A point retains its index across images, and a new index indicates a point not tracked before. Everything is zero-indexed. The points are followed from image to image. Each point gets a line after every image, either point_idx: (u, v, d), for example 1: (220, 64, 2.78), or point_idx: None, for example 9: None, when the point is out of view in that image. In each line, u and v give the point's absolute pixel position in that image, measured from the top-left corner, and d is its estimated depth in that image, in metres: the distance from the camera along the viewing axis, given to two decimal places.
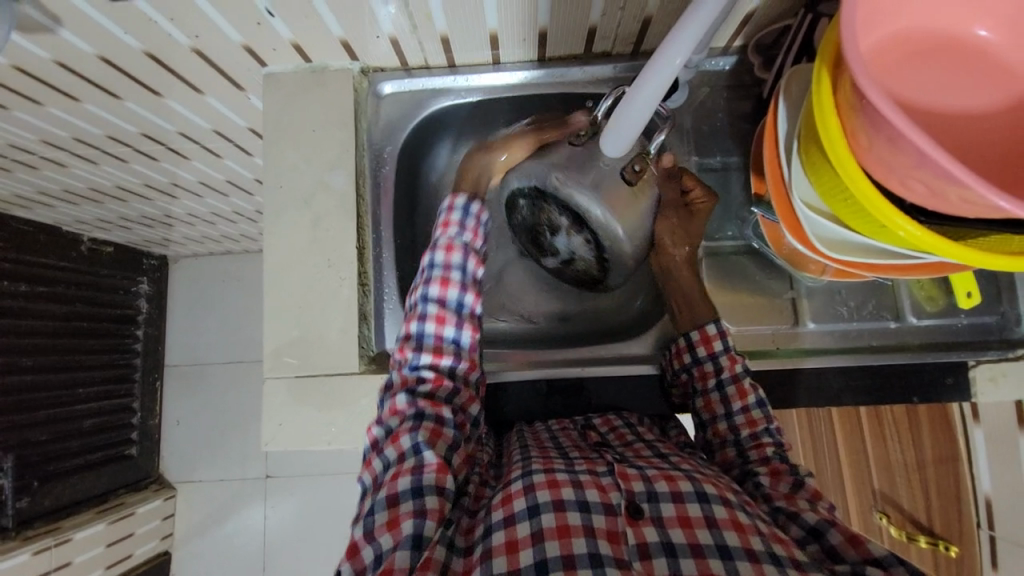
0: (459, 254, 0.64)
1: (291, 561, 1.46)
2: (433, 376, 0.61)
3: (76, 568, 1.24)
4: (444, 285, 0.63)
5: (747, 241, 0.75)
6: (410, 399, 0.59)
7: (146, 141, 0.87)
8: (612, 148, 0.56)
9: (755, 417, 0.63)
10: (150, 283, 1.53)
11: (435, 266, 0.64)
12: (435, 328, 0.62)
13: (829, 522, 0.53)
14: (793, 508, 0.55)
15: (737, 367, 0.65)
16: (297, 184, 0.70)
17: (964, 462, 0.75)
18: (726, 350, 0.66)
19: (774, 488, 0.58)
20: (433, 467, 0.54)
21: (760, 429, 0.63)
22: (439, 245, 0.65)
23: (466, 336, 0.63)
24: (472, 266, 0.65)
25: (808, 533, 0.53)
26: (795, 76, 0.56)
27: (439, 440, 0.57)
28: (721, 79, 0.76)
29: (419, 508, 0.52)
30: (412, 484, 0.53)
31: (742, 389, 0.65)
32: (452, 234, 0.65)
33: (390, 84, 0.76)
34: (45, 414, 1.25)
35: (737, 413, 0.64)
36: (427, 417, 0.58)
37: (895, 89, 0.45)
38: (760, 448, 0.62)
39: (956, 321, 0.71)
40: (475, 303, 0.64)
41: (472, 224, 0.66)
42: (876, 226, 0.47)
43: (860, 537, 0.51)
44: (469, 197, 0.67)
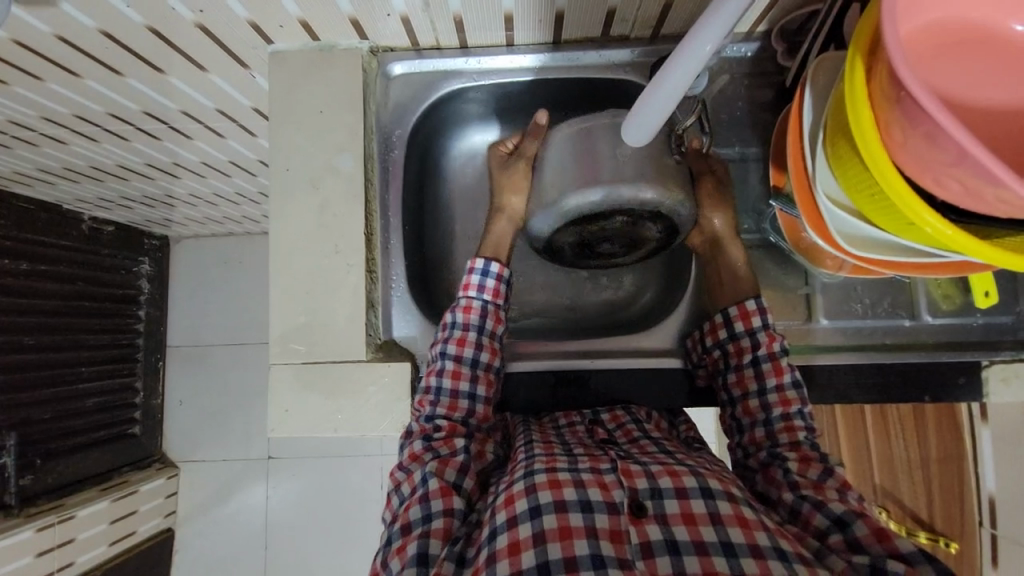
0: (477, 314, 0.67)
1: (295, 541, 1.48)
2: (447, 425, 0.62)
3: (81, 544, 1.26)
4: (460, 344, 0.65)
5: (763, 235, 0.73)
6: (426, 443, 0.61)
7: (148, 119, 0.85)
8: (642, 131, 0.55)
9: (789, 395, 0.63)
10: (152, 263, 1.52)
11: (455, 326, 0.66)
12: (451, 384, 0.64)
13: (855, 514, 0.53)
14: (820, 498, 0.55)
15: (775, 345, 0.65)
16: (305, 168, 0.69)
17: (971, 464, 0.74)
18: (764, 326, 0.66)
19: (803, 475, 0.58)
20: (438, 493, 0.56)
21: (793, 410, 0.62)
22: (459, 305, 0.67)
23: (480, 391, 0.65)
24: (490, 325, 0.67)
25: (833, 523, 0.53)
26: (823, 65, 0.54)
27: (447, 468, 0.59)
28: (742, 66, 0.74)
29: (425, 530, 0.54)
30: (422, 512, 0.55)
31: (779, 368, 0.64)
32: (472, 295, 0.68)
33: (400, 64, 0.74)
34: (46, 393, 1.25)
35: (771, 391, 0.64)
36: (438, 452, 0.60)
37: (935, 81, 0.43)
38: (791, 431, 0.62)
39: (972, 321, 0.69)
40: (489, 360, 0.66)
41: (490, 283, 0.68)
42: (904, 225, 0.46)
43: (887, 532, 0.51)
44: (488, 258, 0.69)
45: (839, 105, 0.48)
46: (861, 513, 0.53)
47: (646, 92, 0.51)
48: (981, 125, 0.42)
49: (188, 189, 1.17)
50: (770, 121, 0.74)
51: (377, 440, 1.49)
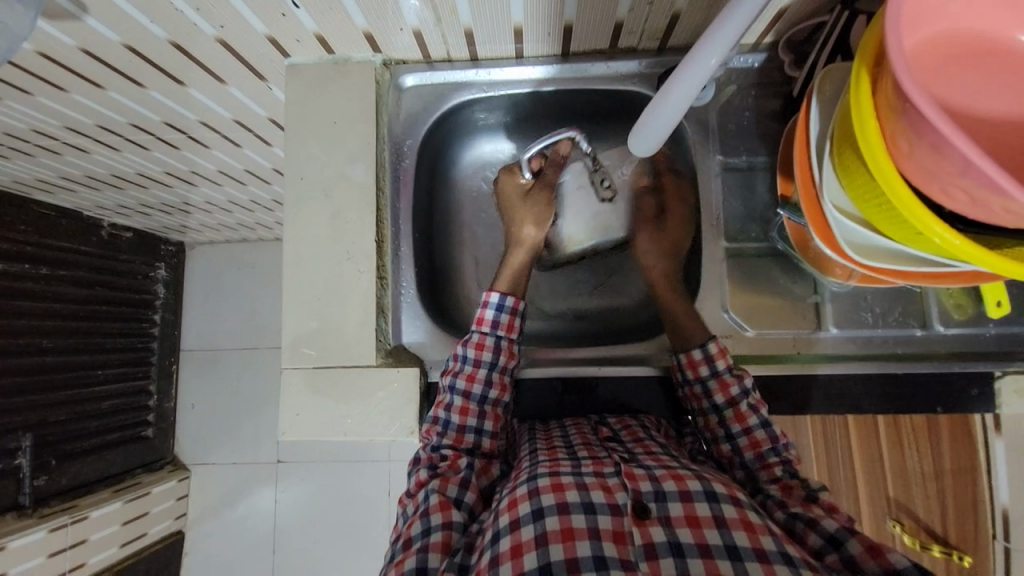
0: (490, 351, 0.66)
1: (302, 544, 1.49)
2: (451, 454, 0.63)
3: (92, 545, 1.27)
4: (470, 379, 0.65)
5: (772, 244, 0.73)
6: (431, 471, 0.62)
7: (167, 129, 0.88)
8: (643, 141, 0.56)
9: (757, 437, 0.63)
10: (168, 268, 1.55)
11: (466, 361, 0.66)
12: (458, 419, 0.64)
13: (849, 531, 0.51)
14: (814, 517, 0.54)
15: (733, 389, 0.64)
16: (318, 176, 0.70)
17: (983, 473, 0.73)
18: (713, 374, 0.66)
19: (789, 498, 0.59)
20: (437, 507, 0.57)
21: (765, 450, 0.63)
22: (471, 340, 0.67)
23: (488, 427, 0.65)
24: (503, 360, 0.67)
25: (828, 543, 0.51)
26: (828, 76, 0.54)
27: (449, 484, 0.60)
28: (749, 77, 0.75)
29: (425, 544, 0.54)
30: (422, 527, 0.56)
31: (741, 414, 0.64)
32: (485, 331, 0.67)
33: (412, 76, 0.76)
34: (62, 395, 1.28)
35: (738, 435, 0.64)
36: (441, 470, 0.62)
37: (940, 93, 0.43)
38: (768, 468, 0.62)
39: (984, 331, 0.68)
40: (499, 396, 0.66)
41: (505, 318, 0.68)
42: (911, 234, 0.46)
43: (880, 546, 0.49)
44: (504, 292, 0.69)
45: (845, 116, 0.49)
46: (854, 530, 0.51)
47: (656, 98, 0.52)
48: (990, 137, 0.42)
49: (204, 197, 1.20)
50: (778, 131, 0.74)
51: (383, 446, 1.50)
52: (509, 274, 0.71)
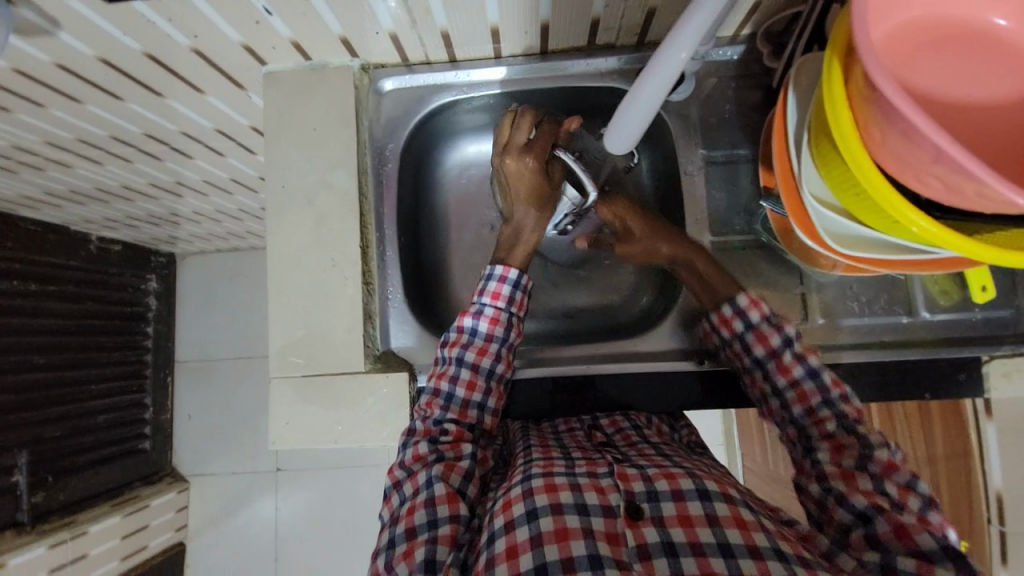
0: (503, 327, 0.66)
1: (306, 552, 1.48)
2: (454, 430, 0.62)
3: (92, 561, 1.27)
4: (479, 353, 0.65)
5: (756, 235, 0.72)
6: (431, 446, 0.61)
7: (149, 141, 0.87)
8: (618, 140, 0.57)
9: (806, 389, 0.61)
10: (159, 280, 1.55)
11: (477, 334, 0.66)
12: (463, 394, 0.63)
13: (878, 510, 0.53)
14: (845, 492, 0.54)
15: (773, 339, 0.63)
16: (300, 184, 0.70)
17: (977, 458, 0.73)
18: (749, 327, 0.64)
19: (836, 462, 0.57)
20: (444, 498, 0.56)
21: (815, 403, 0.60)
22: (485, 313, 0.66)
23: (490, 403, 0.65)
24: (513, 338, 0.67)
25: (856, 518, 0.54)
26: (805, 66, 0.54)
27: (452, 473, 0.59)
28: (729, 70, 0.75)
29: (432, 537, 0.54)
30: (427, 517, 0.55)
31: (785, 365, 0.62)
32: (500, 306, 0.66)
33: (391, 80, 0.75)
34: (58, 411, 1.28)
35: (787, 389, 0.62)
36: (444, 454, 0.60)
37: (913, 81, 0.43)
38: (820, 424, 0.59)
39: (972, 316, 0.68)
40: (504, 372, 0.66)
41: (518, 296, 0.67)
42: (890, 222, 0.46)
43: (907, 528, 0.51)
44: (521, 270, 0.68)
45: (821, 106, 0.49)
46: (885, 508, 0.52)
47: (641, 75, 0.50)
48: (960, 122, 0.42)
49: (191, 207, 1.19)
50: (759, 122, 0.74)
51: (381, 450, 1.50)
52: (526, 244, 0.69)
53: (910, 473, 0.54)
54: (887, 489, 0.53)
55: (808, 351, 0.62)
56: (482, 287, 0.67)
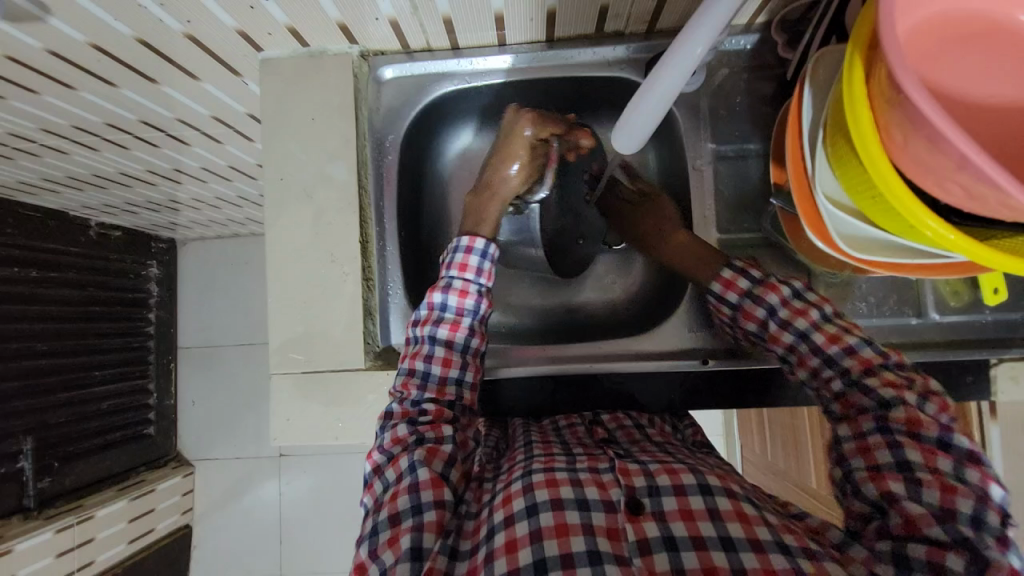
0: (472, 299, 0.65)
1: (310, 534, 1.51)
2: (433, 409, 0.61)
3: (99, 543, 1.29)
4: (453, 328, 0.64)
5: (765, 233, 0.71)
6: (411, 427, 0.59)
7: (145, 128, 0.85)
8: (626, 142, 0.55)
9: (823, 369, 0.58)
10: (160, 266, 1.54)
11: (448, 309, 0.64)
12: (439, 371, 0.62)
13: (891, 500, 0.50)
14: (863, 478, 0.52)
15: (757, 312, 0.63)
16: (299, 176, 0.68)
17: (979, 457, 0.73)
18: (739, 302, 0.64)
19: (852, 431, 0.55)
20: (428, 484, 0.55)
21: (818, 364, 0.59)
22: (453, 287, 0.65)
23: (468, 378, 0.64)
24: (484, 308, 0.66)
25: (873, 509, 0.51)
26: (822, 59, 0.52)
27: (435, 458, 0.57)
28: (742, 59, 0.72)
29: (418, 523, 0.53)
30: (411, 503, 0.54)
31: (778, 330, 0.62)
32: (469, 278, 0.65)
33: (391, 68, 0.73)
34: (62, 396, 1.28)
35: (789, 355, 0.61)
36: (426, 439, 0.58)
37: (938, 79, 0.41)
38: (827, 384, 0.58)
39: (981, 317, 0.67)
40: (480, 345, 0.65)
41: (488, 267, 0.66)
42: (904, 226, 0.45)
43: (917, 519, 0.48)
44: (488, 240, 0.67)
45: (838, 104, 0.47)
46: (897, 497, 0.49)
47: (665, 57, 0.47)
48: (986, 125, 0.40)
49: (190, 194, 1.18)
50: (771, 115, 0.71)
51: None
52: (491, 220, 0.70)
53: (941, 429, 0.52)
54: (907, 458, 0.51)
55: (800, 312, 0.61)
56: (449, 260, 0.67)
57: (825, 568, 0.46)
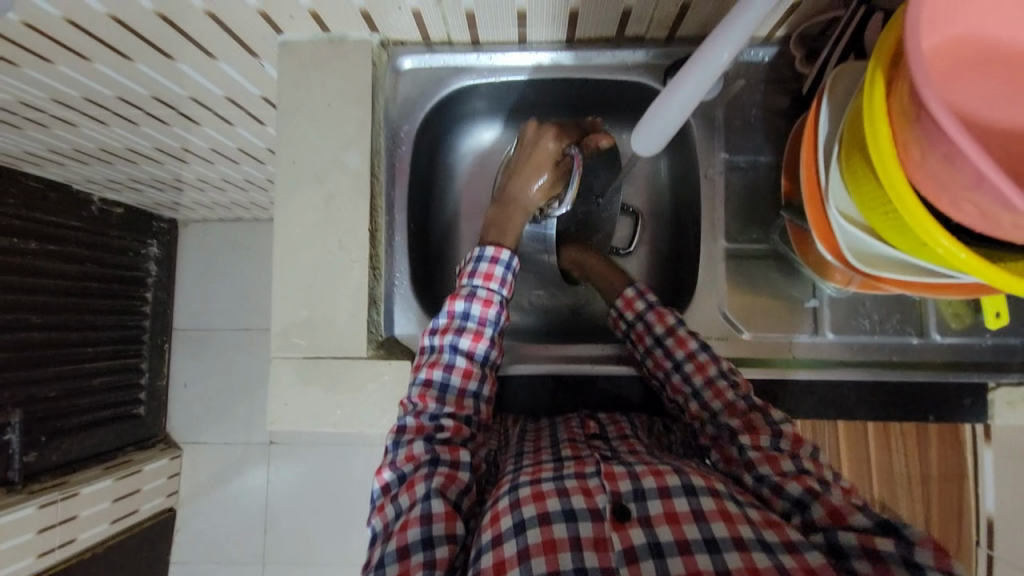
0: (496, 309, 0.64)
1: (294, 524, 1.50)
2: (451, 425, 0.59)
3: (82, 522, 1.26)
4: (476, 338, 0.63)
5: (773, 245, 0.71)
6: (428, 446, 0.58)
7: (158, 104, 0.85)
8: (644, 144, 0.55)
9: (721, 386, 0.61)
10: (160, 246, 1.53)
11: (471, 318, 0.63)
12: (460, 381, 0.62)
13: (813, 496, 0.52)
14: (780, 481, 0.53)
15: (670, 318, 0.65)
16: (311, 161, 0.68)
17: (969, 481, 0.72)
18: (650, 307, 0.67)
19: (755, 446, 0.56)
20: (442, 516, 0.52)
21: (694, 348, 0.63)
22: (478, 296, 0.64)
23: (485, 391, 0.63)
24: (505, 321, 0.65)
25: (793, 505, 0.52)
26: (842, 74, 0.53)
27: (452, 485, 0.56)
28: (759, 72, 0.73)
29: (429, 560, 0.50)
30: (422, 536, 0.51)
31: (681, 338, 0.64)
32: (493, 287, 0.65)
33: (410, 59, 0.73)
34: (53, 370, 1.27)
35: (685, 362, 0.63)
36: (443, 462, 0.57)
37: (962, 99, 0.41)
38: (720, 394, 0.61)
39: (981, 341, 0.67)
40: (497, 358, 0.65)
41: (511, 279, 0.66)
42: (915, 244, 0.45)
43: (841, 509, 0.50)
44: (514, 253, 0.67)
45: (856, 117, 0.47)
46: (818, 492, 0.52)
47: (688, 64, 0.49)
48: (1002, 149, 0.40)
49: (197, 174, 1.17)
50: (784, 129, 0.72)
51: None
52: (513, 232, 0.70)
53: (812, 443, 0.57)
54: (805, 465, 0.55)
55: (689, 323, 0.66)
56: (473, 268, 0.66)
57: (806, 558, 0.45)
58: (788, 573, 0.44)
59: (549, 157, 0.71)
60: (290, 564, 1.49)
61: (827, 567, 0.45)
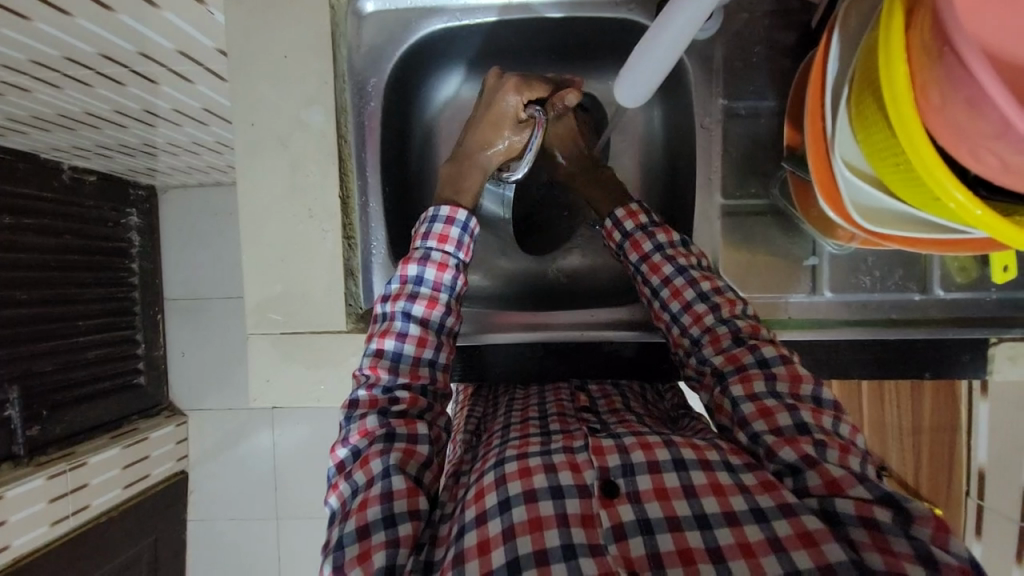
0: (450, 273, 0.61)
1: (303, 484, 1.55)
2: (407, 397, 0.56)
3: (94, 489, 1.29)
4: (431, 305, 0.60)
5: (772, 200, 0.67)
6: (382, 420, 0.55)
7: (109, 64, 0.78)
8: (628, 95, 0.51)
9: (719, 334, 0.58)
10: (141, 215, 1.48)
11: (424, 283, 0.60)
12: (415, 350, 0.58)
13: (809, 461, 0.48)
14: (774, 444, 0.50)
15: (645, 245, 0.65)
16: (273, 123, 0.63)
17: (963, 432, 0.73)
18: (626, 236, 0.66)
19: (750, 399, 0.53)
20: (403, 492, 0.51)
21: (688, 297, 0.61)
22: (432, 259, 0.61)
23: (442, 358, 0.60)
24: (461, 284, 0.62)
25: (786, 469, 0.49)
26: (857, 3, 0.47)
27: (411, 459, 0.53)
28: (764, 4, 0.65)
29: (392, 538, 0.48)
30: (383, 513, 0.49)
31: (656, 264, 0.64)
32: (448, 250, 0.61)
33: (373, 1, 0.66)
34: (47, 345, 1.27)
35: (662, 288, 0.63)
36: (399, 436, 0.54)
37: (999, 31, 0.36)
38: (717, 340, 0.58)
39: (986, 295, 0.65)
40: (454, 325, 0.61)
41: (467, 241, 0.63)
42: (926, 199, 0.41)
43: (839, 480, 0.47)
44: (470, 212, 0.64)
45: (869, 58, 0.42)
46: (814, 459, 0.48)
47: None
48: None
49: (166, 138, 1.09)
50: (789, 70, 0.65)
51: None
52: (470, 192, 0.66)
53: (815, 386, 0.53)
54: (803, 418, 0.51)
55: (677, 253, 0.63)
56: (426, 230, 0.62)
57: (802, 520, 0.45)
58: (782, 547, 0.43)
59: (510, 113, 0.65)
60: (301, 520, 1.56)
61: (826, 532, 0.44)
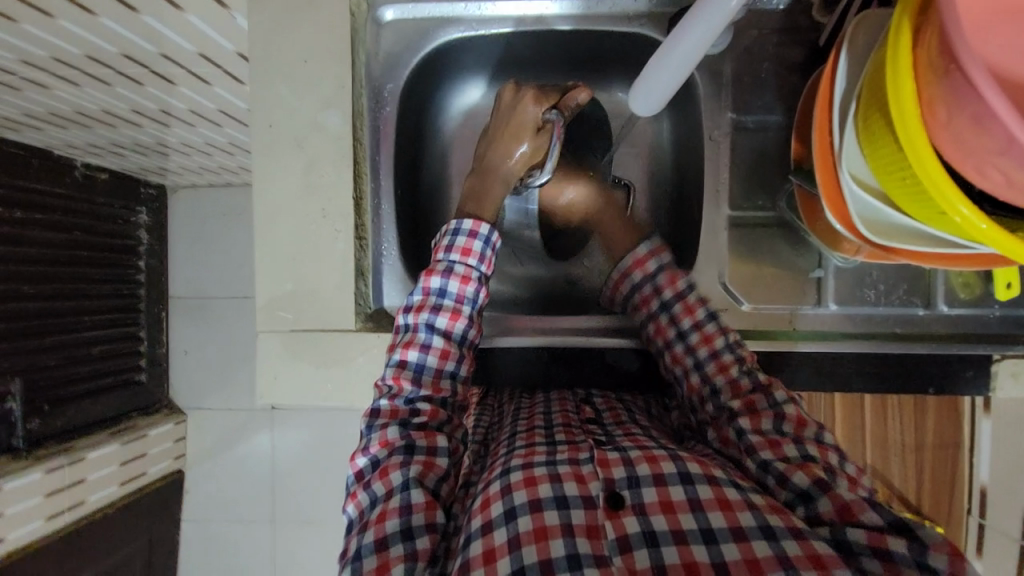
0: (473, 286, 0.62)
1: (300, 487, 1.54)
2: (427, 409, 0.58)
3: (91, 485, 1.29)
4: (454, 316, 0.60)
5: (779, 213, 0.67)
6: (403, 432, 0.56)
7: (129, 64, 0.79)
8: (642, 104, 0.52)
9: (724, 360, 0.60)
10: (150, 213, 1.50)
11: (447, 295, 0.61)
12: (437, 363, 0.59)
13: (821, 487, 0.49)
14: (785, 470, 0.50)
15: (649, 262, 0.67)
16: (290, 124, 0.64)
17: (965, 450, 0.71)
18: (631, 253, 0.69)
19: (757, 432, 0.55)
20: (421, 505, 0.51)
21: (700, 316, 0.63)
22: (455, 272, 0.61)
23: (463, 372, 0.61)
24: (482, 297, 0.63)
25: (797, 497, 0.49)
26: (863, 23, 0.48)
27: (429, 472, 0.54)
28: (773, 21, 0.67)
29: (410, 551, 0.48)
30: (401, 527, 0.50)
31: (673, 277, 0.66)
32: (471, 263, 0.62)
33: (392, 9, 0.68)
34: (52, 340, 1.27)
35: (674, 302, 0.64)
36: (419, 449, 0.55)
37: (1004, 50, 0.37)
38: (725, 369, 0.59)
39: (989, 312, 0.65)
40: (475, 337, 0.63)
41: (489, 254, 0.63)
42: (933, 214, 0.42)
43: (852, 505, 0.47)
44: (493, 227, 0.64)
45: (877, 73, 0.43)
46: (826, 484, 0.49)
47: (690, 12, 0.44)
48: None
49: (180, 137, 1.11)
50: (797, 86, 0.67)
51: None
52: (493, 201, 0.67)
53: (818, 428, 0.55)
54: (810, 452, 0.52)
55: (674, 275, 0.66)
56: (450, 243, 0.63)
57: (812, 544, 0.44)
58: (790, 564, 0.43)
59: (530, 123, 0.66)
60: (296, 524, 1.54)
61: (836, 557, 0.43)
